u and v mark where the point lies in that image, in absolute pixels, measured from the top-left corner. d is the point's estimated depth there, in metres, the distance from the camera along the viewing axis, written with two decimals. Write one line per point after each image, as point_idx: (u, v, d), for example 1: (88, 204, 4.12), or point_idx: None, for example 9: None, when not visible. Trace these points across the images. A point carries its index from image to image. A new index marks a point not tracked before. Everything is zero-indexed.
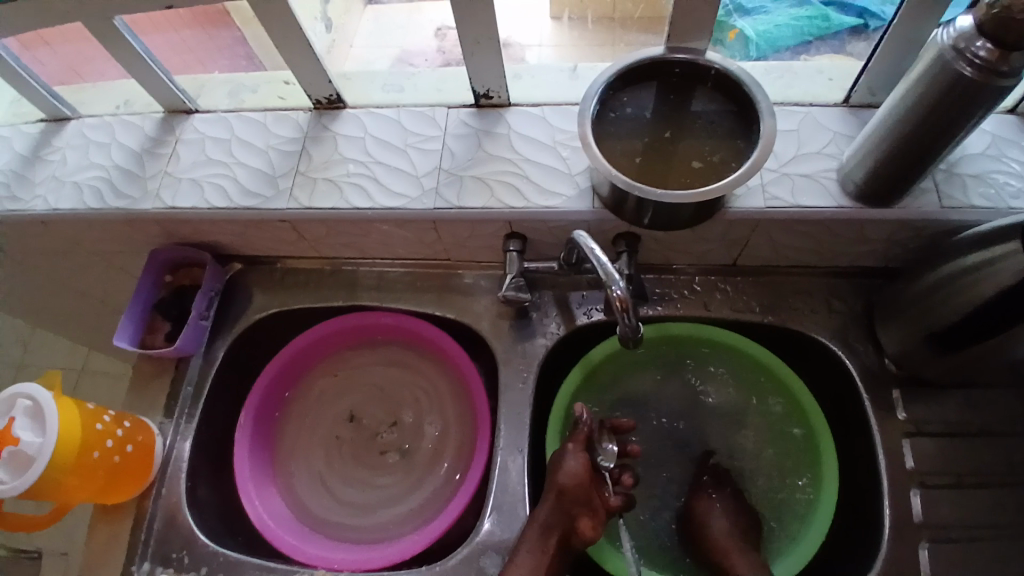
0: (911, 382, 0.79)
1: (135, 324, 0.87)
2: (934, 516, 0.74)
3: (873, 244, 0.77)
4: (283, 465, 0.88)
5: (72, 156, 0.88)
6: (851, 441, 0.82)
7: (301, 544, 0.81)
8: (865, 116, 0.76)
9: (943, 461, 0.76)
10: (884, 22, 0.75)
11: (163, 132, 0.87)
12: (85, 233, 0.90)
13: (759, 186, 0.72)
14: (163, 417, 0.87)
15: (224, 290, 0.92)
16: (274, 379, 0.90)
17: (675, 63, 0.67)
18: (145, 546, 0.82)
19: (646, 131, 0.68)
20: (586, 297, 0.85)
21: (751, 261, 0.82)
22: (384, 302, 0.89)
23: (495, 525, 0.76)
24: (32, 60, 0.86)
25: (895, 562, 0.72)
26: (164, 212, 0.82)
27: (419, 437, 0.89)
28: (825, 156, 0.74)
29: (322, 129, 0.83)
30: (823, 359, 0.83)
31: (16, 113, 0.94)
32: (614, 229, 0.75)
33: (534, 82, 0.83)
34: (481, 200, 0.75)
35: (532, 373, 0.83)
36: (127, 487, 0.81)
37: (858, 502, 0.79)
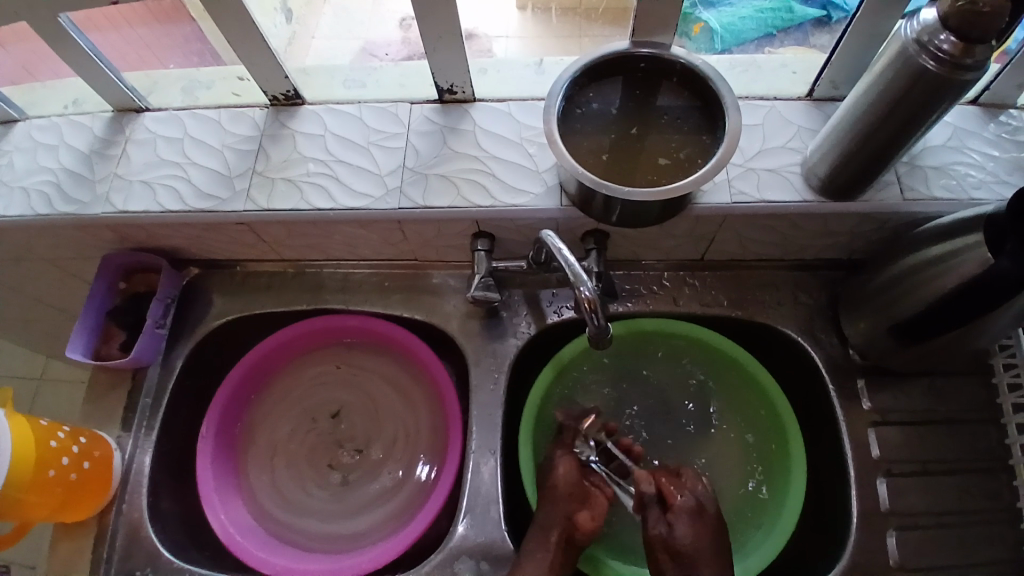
0: (876, 371, 0.80)
1: (89, 334, 0.84)
2: (900, 503, 0.75)
3: (838, 237, 0.78)
4: (247, 475, 0.86)
5: (19, 159, 0.83)
6: (817, 431, 0.83)
7: (270, 556, 0.79)
8: (829, 109, 0.77)
9: (907, 448, 0.77)
10: (848, 15, 0.75)
11: (112, 133, 0.83)
12: (31, 240, 0.85)
13: (726, 180, 0.72)
14: (121, 430, 0.84)
15: (182, 295, 0.89)
16: (236, 387, 0.87)
17: (640, 58, 0.66)
18: (106, 564, 0.79)
19: (613, 127, 0.67)
20: (556, 295, 0.85)
21: (720, 255, 0.82)
22: (350, 304, 0.87)
23: (469, 528, 0.75)
24: None
25: (863, 550, 0.74)
26: (115, 216, 0.78)
27: (385, 464, 0.86)
28: (789, 150, 0.74)
29: (280, 127, 0.80)
30: (791, 352, 0.84)
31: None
32: (582, 227, 0.74)
33: (500, 76, 0.81)
34: (447, 199, 0.73)
35: (503, 374, 0.82)
36: (85, 504, 0.78)
37: (827, 492, 0.80)
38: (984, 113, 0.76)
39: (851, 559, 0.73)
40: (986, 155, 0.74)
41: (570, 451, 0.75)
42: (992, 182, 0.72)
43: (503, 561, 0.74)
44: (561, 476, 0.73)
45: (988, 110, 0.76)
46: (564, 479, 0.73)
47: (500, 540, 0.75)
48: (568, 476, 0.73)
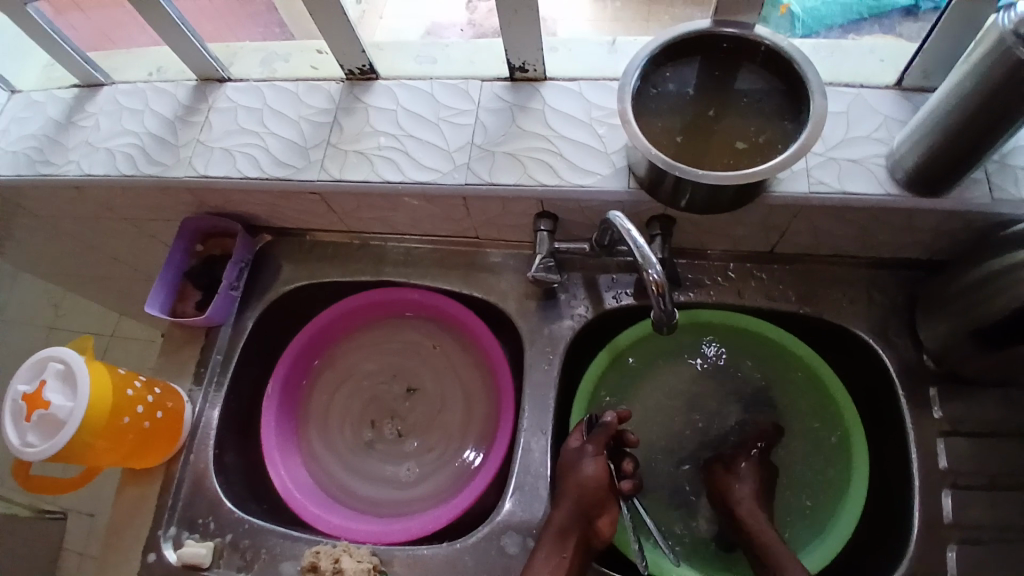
0: (952, 379, 0.76)
1: (166, 292, 0.88)
2: (967, 518, 0.72)
3: (918, 235, 0.74)
4: (305, 435, 0.89)
5: (105, 122, 0.88)
6: (883, 436, 0.80)
7: (325, 514, 0.82)
8: (919, 100, 0.72)
9: (979, 462, 0.73)
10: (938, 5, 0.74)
11: (196, 100, 0.87)
12: (118, 199, 0.90)
13: (804, 169, 0.69)
14: (193, 384, 0.89)
15: (253, 260, 0.93)
16: (300, 350, 0.90)
17: (723, 38, 0.64)
18: (171, 510, 0.83)
19: (689, 108, 0.66)
20: (616, 280, 0.84)
21: (789, 248, 0.79)
22: (410, 277, 0.89)
23: (516, 504, 0.76)
24: (64, 25, 0.86)
25: (923, 563, 0.70)
26: (196, 180, 0.82)
27: (424, 450, 0.87)
28: (875, 141, 0.70)
29: (354, 101, 0.82)
30: (860, 353, 0.81)
31: (48, 78, 0.95)
32: (648, 211, 0.73)
33: (571, 55, 0.80)
34: (513, 176, 0.73)
35: (558, 355, 0.82)
36: (155, 452, 0.82)
37: (888, 501, 0.77)
38: None
39: (909, 571, 0.70)
40: None
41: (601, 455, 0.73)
42: None
43: None
44: (590, 478, 0.71)
45: None
46: (594, 484, 0.71)
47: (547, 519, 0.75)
48: (596, 478, 0.71)
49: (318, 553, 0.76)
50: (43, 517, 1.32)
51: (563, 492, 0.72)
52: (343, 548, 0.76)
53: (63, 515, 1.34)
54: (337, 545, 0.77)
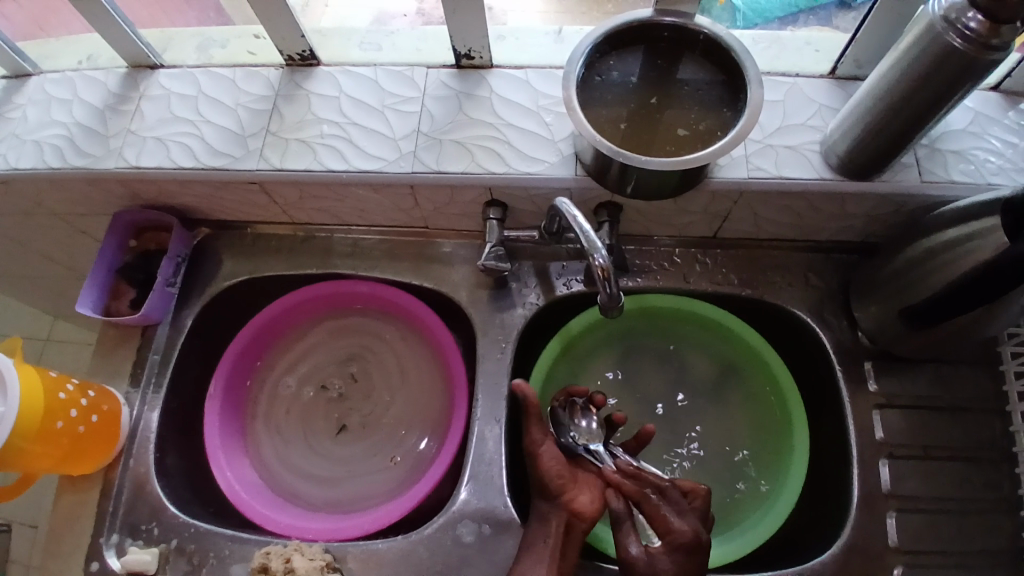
0: (884, 355, 0.80)
1: (98, 290, 0.84)
2: (902, 486, 0.76)
3: (852, 219, 0.77)
4: (253, 432, 0.87)
5: (33, 113, 0.83)
6: (821, 412, 0.83)
7: (274, 513, 0.80)
8: (850, 90, 0.75)
9: (910, 433, 0.77)
10: None
11: (126, 89, 0.83)
12: (43, 193, 0.85)
13: (744, 156, 0.71)
14: (130, 386, 0.85)
15: (192, 255, 0.89)
16: (245, 347, 0.88)
17: (664, 27, 0.65)
18: (112, 516, 0.80)
19: (633, 96, 0.67)
20: (566, 268, 0.84)
21: (733, 234, 0.82)
22: (359, 269, 0.87)
23: (471, 494, 0.76)
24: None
25: (861, 531, 0.74)
26: (127, 171, 0.78)
27: (324, 439, 0.87)
28: (810, 128, 0.73)
29: (295, 88, 0.79)
30: (799, 333, 0.84)
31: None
32: (596, 199, 0.74)
33: (519, 43, 0.80)
34: (461, 165, 0.73)
35: (510, 344, 0.82)
36: (92, 458, 0.78)
37: (829, 474, 0.81)
38: (1006, 100, 0.75)
39: (848, 538, 0.74)
40: (1005, 142, 0.72)
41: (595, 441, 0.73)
42: (1011, 169, 0.71)
43: (503, 527, 0.75)
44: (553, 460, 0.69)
45: (1011, 98, 0.75)
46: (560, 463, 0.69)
47: (502, 507, 0.75)
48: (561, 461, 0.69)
49: (268, 554, 0.74)
50: None
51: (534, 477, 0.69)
52: (294, 548, 0.74)
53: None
54: (288, 545, 0.75)
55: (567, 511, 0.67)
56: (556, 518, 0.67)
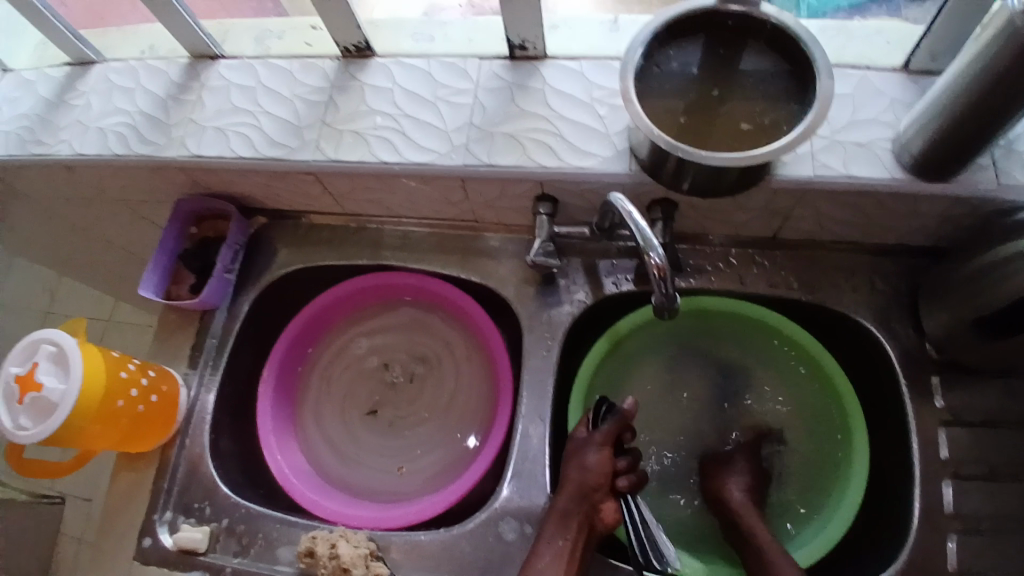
0: (954, 367, 0.75)
1: (159, 275, 0.87)
2: (968, 506, 0.71)
3: (924, 221, 0.73)
4: (304, 419, 0.89)
5: (96, 101, 0.87)
6: (883, 423, 0.79)
7: (322, 499, 0.82)
8: (926, 83, 0.71)
9: (979, 451, 0.73)
10: None
11: (188, 80, 0.85)
12: (110, 180, 0.89)
13: (810, 152, 0.68)
14: (187, 368, 0.88)
15: (248, 243, 0.91)
16: (297, 334, 0.90)
17: (729, 16, 0.62)
18: (167, 494, 0.82)
19: (693, 88, 0.65)
20: (616, 265, 0.83)
21: (793, 234, 0.78)
22: (407, 262, 0.88)
23: (514, 490, 0.76)
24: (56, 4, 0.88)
25: (923, 551, 0.70)
26: (189, 160, 0.80)
27: (378, 425, 0.88)
28: (881, 124, 0.69)
29: (349, 79, 0.80)
30: (862, 341, 0.80)
31: (41, 57, 0.94)
32: (650, 195, 0.72)
33: (573, 34, 0.78)
34: (513, 157, 0.72)
35: (557, 341, 0.81)
36: (150, 436, 0.81)
37: (889, 490, 0.77)
38: None
39: (908, 558, 0.70)
40: None
41: (608, 443, 0.72)
42: None
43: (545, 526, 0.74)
44: (594, 466, 0.70)
45: None
46: (594, 473, 0.70)
47: (545, 506, 0.75)
48: (600, 467, 0.70)
49: (315, 538, 0.75)
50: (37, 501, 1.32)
51: (565, 480, 0.71)
52: (340, 534, 0.75)
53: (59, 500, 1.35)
54: (334, 531, 0.76)
55: (592, 513, 0.69)
56: (579, 518, 0.69)
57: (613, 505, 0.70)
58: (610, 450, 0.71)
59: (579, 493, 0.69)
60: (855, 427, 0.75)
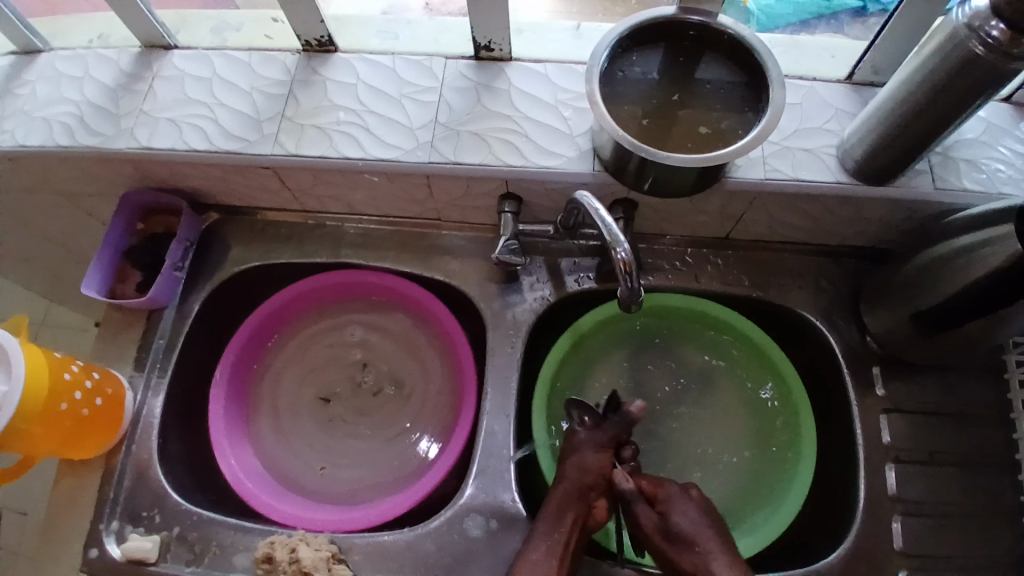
0: (893, 361, 0.80)
1: (103, 272, 0.83)
2: (907, 490, 0.76)
3: (867, 223, 0.77)
4: (259, 420, 0.87)
5: (42, 90, 0.82)
6: (830, 414, 0.84)
7: (278, 503, 0.80)
8: (868, 95, 0.76)
9: (917, 438, 0.78)
10: (885, 9, 0.80)
11: (139, 68, 0.82)
12: (48, 171, 0.84)
13: (761, 157, 0.71)
14: (134, 370, 0.84)
15: (201, 240, 0.88)
16: (252, 333, 0.87)
17: (690, 25, 0.65)
18: (112, 503, 0.78)
19: (654, 93, 0.67)
20: (578, 264, 0.84)
21: (747, 235, 0.82)
22: (369, 260, 0.87)
23: (477, 489, 0.76)
24: None
25: (866, 534, 0.74)
26: (139, 151, 0.77)
27: (343, 428, 0.87)
28: (828, 132, 0.73)
29: (311, 74, 0.79)
30: (809, 336, 0.84)
31: None
32: (613, 195, 0.74)
33: (537, 38, 0.80)
34: (478, 156, 0.72)
35: (521, 339, 0.82)
36: (96, 441, 0.78)
37: (835, 478, 0.81)
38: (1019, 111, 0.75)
39: (853, 542, 0.74)
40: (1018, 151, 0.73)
41: (608, 447, 0.72)
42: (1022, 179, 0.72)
43: (510, 523, 0.74)
44: (592, 466, 0.70)
45: None
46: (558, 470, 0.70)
47: (509, 502, 0.75)
48: (599, 467, 0.70)
49: (273, 543, 0.74)
50: None
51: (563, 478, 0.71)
52: (299, 537, 0.74)
53: None
54: (293, 534, 0.75)
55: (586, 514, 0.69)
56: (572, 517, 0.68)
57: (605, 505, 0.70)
58: (608, 455, 0.71)
59: (576, 492, 0.69)
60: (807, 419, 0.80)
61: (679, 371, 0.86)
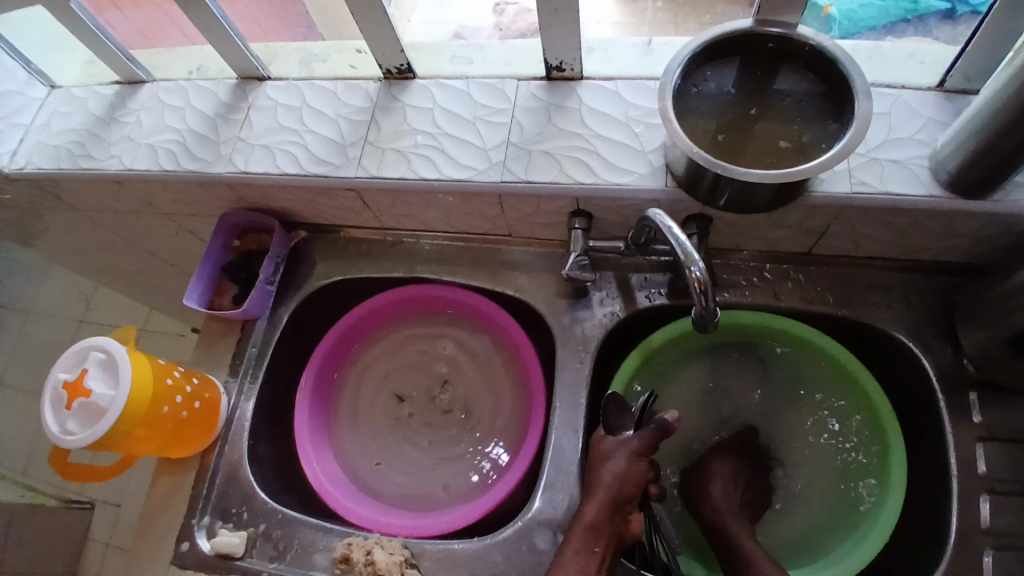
0: (990, 386, 0.75)
1: (204, 287, 0.90)
2: (1010, 527, 0.70)
3: (960, 239, 0.73)
4: (339, 428, 0.91)
5: (146, 117, 0.91)
6: (920, 440, 0.79)
7: (357, 507, 0.83)
8: (961, 104, 0.71)
9: (1021, 470, 0.72)
10: (976, 10, 0.76)
11: (236, 98, 0.89)
12: (156, 193, 0.93)
13: (846, 170, 0.69)
14: (229, 376, 0.90)
15: (290, 256, 0.95)
16: (333, 344, 0.92)
17: (768, 38, 0.63)
18: (206, 498, 0.85)
19: (730, 108, 0.66)
20: (648, 280, 0.84)
21: (827, 251, 0.79)
22: (442, 275, 0.90)
23: (546, 502, 0.77)
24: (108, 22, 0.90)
25: (961, 571, 0.69)
26: (236, 175, 0.84)
27: (419, 437, 0.90)
28: (916, 142, 0.70)
29: (392, 100, 0.83)
30: (897, 357, 0.80)
31: (88, 74, 0.98)
32: (685, 211, 0.73)
33: (608, 56, 0.80)
34: (549, 175, 0.74)
35: (590, 354, 0.82)
36: (193, 441, 0.84)
37: (926, 509, 0.76)
38: None
39: None
40: None
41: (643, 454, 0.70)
42: None
43: None
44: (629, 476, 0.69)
45: None
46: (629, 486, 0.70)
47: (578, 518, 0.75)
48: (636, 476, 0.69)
49: (349, 545, 0.77)
50: (67, 507, 1.38)
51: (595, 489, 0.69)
52: (375, 541, 0.77)
53: (87, 505, 1.41)
54: (369, 538, 0.78)
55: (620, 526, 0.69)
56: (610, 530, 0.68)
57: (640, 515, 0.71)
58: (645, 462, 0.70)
59: (613, 502, 0.68)
60: (887, 449, 0.75)
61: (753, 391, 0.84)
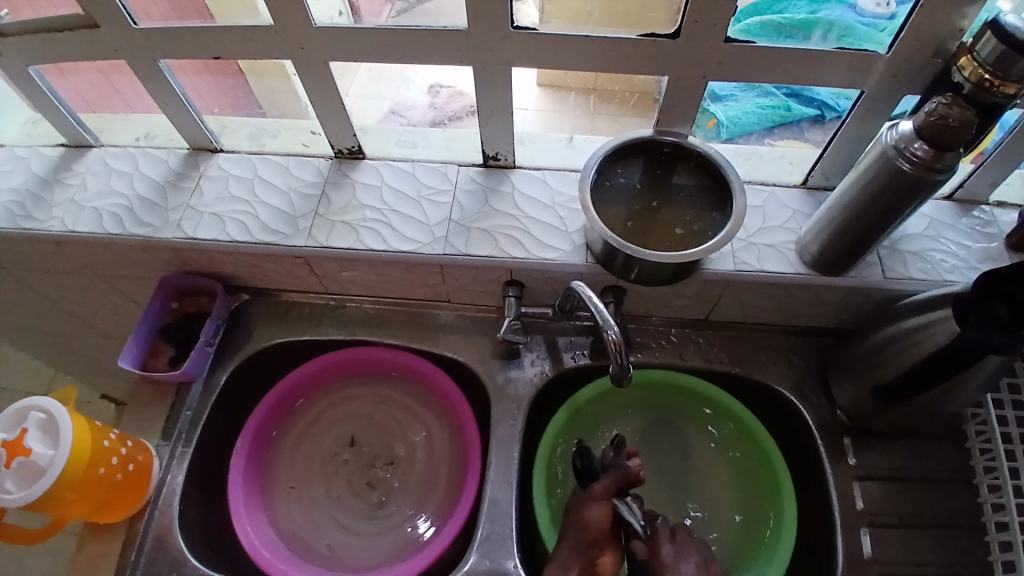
0: (859, 431, 0.88)
1: (139, 348, 0.91)
2: (884, 554, 0.82)
3: (826, 307, 0.88)
4: (275, 491, 0.92)
5: (92, 182, 0.93)
6: (808, 481, 0.90)
7: (291, 571, 0.84)
8: (820, 198, 0.88)
9: (888, 503, 0.85)
10: (840, 115, 0.81)
11: (186, 168, 0.94)
12: (95, 254, 0.94)
13: (731, 252, 0.83)
14: (161, 440, 0.90)
15: (229, 318, 0.97)
16: (272, 406, 0.94)
17: (665, 143, 0.78)
18: (133, 567, 0.83)
19: (636, 199, 0.79)
20: (573, 342, 0.94)
21: (722, 317, 0.92)
22: (384, 338, 0.96)
23: (480, 555, 0.81)
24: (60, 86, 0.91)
25: None
26: (184, 241, 0.87)
27: (360, 506, 0.92)
28: (786, 229, 0.85)
29: (342, 177, 0.91)
30: (784, 409, 0.93)
31: (27, 134, 1.00)
32: (603, 282, 0.84)
33: (535, 147, 0.92)
34: (486, 249, 0.83)
35: (522, 411, 0.90)
36: (122, 508, 0.82)
37: (816, 543, 0.87)
38: (959, 207, 0.87)
39: None
40: (962, 244, 0.84)
41: (608, 497, 0.70)
42: (964, 268, 0.82)
43: None
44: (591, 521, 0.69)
45: (964, 205, 0.87)
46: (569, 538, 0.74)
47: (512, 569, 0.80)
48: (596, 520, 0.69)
49: None
50: None
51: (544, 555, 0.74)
52: None
53: None
54: None
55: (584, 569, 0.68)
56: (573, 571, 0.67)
57: (612, 560, 0.68)
58: (611, 506, 0.69)
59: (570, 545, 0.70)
60: (784, 495, 0.85)
61: (666, 444, 0.93)
